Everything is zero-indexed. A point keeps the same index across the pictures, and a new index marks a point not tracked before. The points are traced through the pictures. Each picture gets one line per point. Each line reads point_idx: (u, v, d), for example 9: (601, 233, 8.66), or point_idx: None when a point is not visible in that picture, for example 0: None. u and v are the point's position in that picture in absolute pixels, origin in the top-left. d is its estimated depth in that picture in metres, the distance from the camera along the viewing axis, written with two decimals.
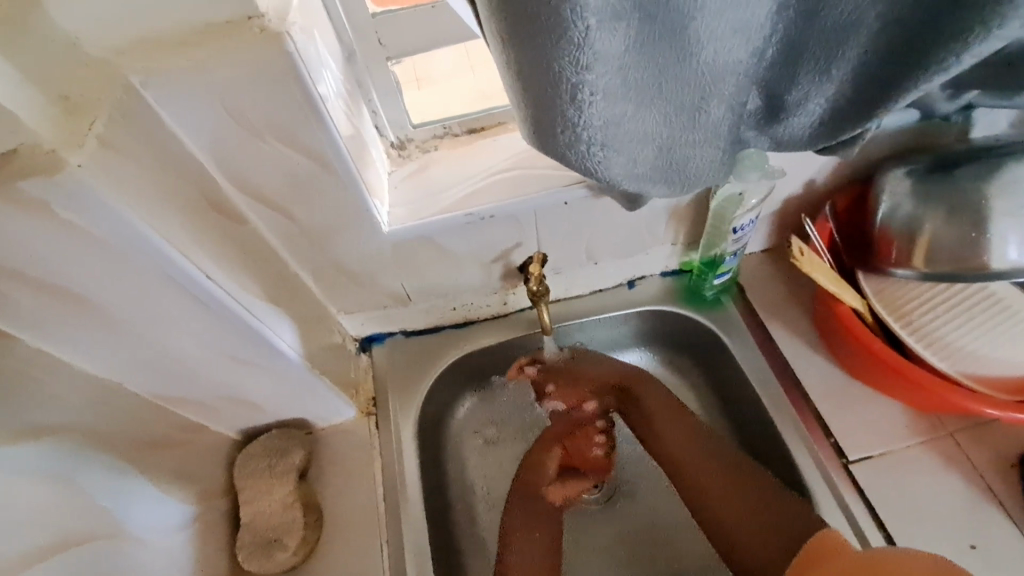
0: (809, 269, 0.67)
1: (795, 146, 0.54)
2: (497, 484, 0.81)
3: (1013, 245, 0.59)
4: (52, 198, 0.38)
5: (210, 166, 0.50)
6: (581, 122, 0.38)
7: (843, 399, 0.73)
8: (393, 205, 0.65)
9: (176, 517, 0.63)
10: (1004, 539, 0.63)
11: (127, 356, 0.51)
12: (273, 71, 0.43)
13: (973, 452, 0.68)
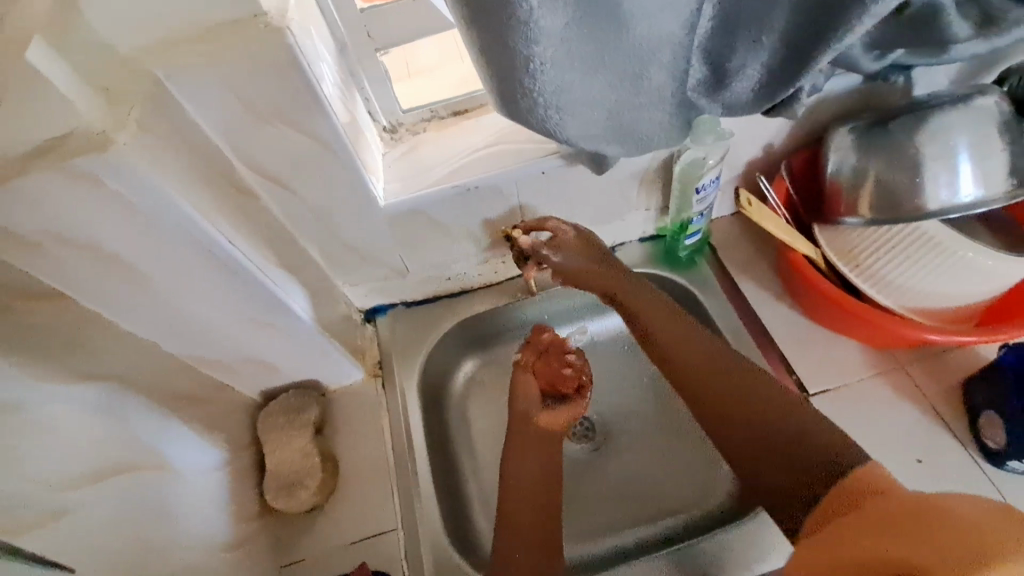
0: (758, 218, 0.72)
1: (741, 108, 0.61)
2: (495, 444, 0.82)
3: (943, 187, 0.65)
4: (104, 173, 0.46)
5: (226, 151, 0.57)
6: (537, 89, 0.45)
7: (805, 342, 0.81)
8: (388, 181, 0.72)
9: (209, 460, 0.68)
10: (946, 453, 0.71)
11: (159, 318, 0.58)
12: (277, 61, 0.50)
13: (922, 379, 0.76)
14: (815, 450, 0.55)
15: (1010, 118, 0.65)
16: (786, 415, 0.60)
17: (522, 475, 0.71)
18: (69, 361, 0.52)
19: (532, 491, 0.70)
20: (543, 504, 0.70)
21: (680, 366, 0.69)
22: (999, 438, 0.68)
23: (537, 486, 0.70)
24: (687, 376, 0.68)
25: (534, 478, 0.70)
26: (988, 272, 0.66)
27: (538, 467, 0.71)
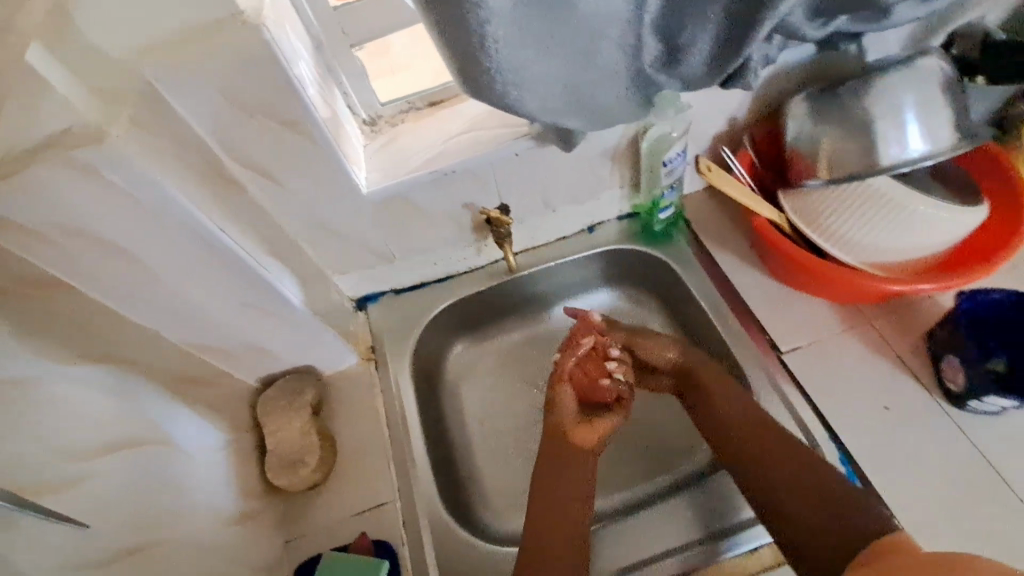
0: (716, 182, 0.75)
1: (697, 82, 0.64)
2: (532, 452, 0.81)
3: (893, 144, 0.69)
4: (100, 164, 0.49)
5: (212, 145, 0.61)
6: (493, 66, 0.49)
7: (776, 303, 0.85)
8: (369, 170, 0.76)
9: (214, 440, 0.72)
10: (911, 399, 0.75)
11: (157, 304, 0.62)
12: (256, 57, 0.54)
13: (887, 332, 0.80)
14: (837, 501, 0.65)
15: (951, 76, 0.70)
16: (810, 462, 0.68)
17: (551, 475, 0.75)
18: (76, 344, 0.56)
19: (560, 495, 0.73)
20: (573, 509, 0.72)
21: (724, 425, 0.76)
22: (958, 379, 0.72)
23: (564, 486, 0.74)
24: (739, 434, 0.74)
25: (566, 487, 0.74)
26: (936, 224, 0.71)
27: (569, 475, 0.75)
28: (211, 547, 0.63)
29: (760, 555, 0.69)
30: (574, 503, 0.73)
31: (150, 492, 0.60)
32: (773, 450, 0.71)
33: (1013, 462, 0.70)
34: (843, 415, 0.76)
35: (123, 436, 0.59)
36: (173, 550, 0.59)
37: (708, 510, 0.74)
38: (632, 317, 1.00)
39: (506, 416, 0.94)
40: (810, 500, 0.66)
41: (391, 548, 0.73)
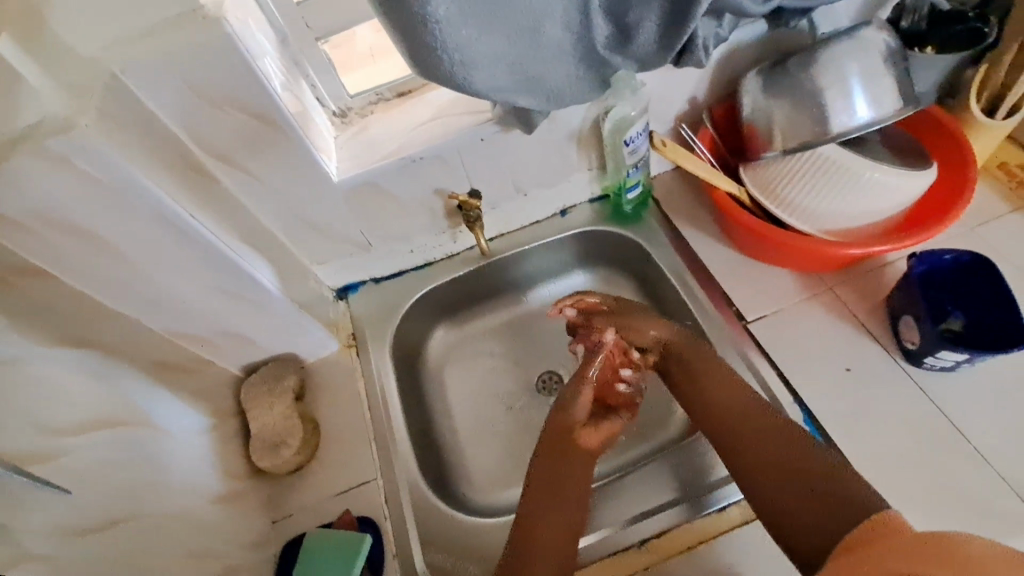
0: (673, 157, 0.79)
1: (650, 58, 0.65)
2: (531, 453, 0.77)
3: (841, 113, 0.71)
4: (73, 153, 0.52)
5: (182, 136, 0.63)
6: (440, 46, 0.51)
7: (742, 275, 0.87)
8: (340, 160, 0.79)
9: (197, 423, 0.74)
10: (871, 361, 0.78)
11: (136, 293, 0.64)
12: (220, 49, 0.56)
13: (848, 298, 0.83)
14: (854, 503, 0.59)
15: (895, 48, 0.72)
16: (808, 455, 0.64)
17: (549, 470, 0.72)
18: (60, 329, 0.58)
19: (557, 489, 0.70)
20: (567, 510, 0.70)
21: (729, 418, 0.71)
22: (914, 336, 0.74)
23: (562, 482, 0.71)
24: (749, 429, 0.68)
25: (566, 484, 0.71)
26: (883, 187, 0.74)
27: (570, 469, 0.72)
28: (196, 525, 0.66)
29: (729, 515, 0.71)
30: (568, 499, 0.70)
31: (136, 473, 0.62)
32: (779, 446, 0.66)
33: (970, 416, 0.73)
34: (808, 378, 0.78)
35: (107, 420, 0.61)
36: (162, 526, 0.61)
37: (693, 472, 0.77)
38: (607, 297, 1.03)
39: (486, 397, 0.96)
40: (825, 506, 0.60)
41: (373, 524, 0.75)
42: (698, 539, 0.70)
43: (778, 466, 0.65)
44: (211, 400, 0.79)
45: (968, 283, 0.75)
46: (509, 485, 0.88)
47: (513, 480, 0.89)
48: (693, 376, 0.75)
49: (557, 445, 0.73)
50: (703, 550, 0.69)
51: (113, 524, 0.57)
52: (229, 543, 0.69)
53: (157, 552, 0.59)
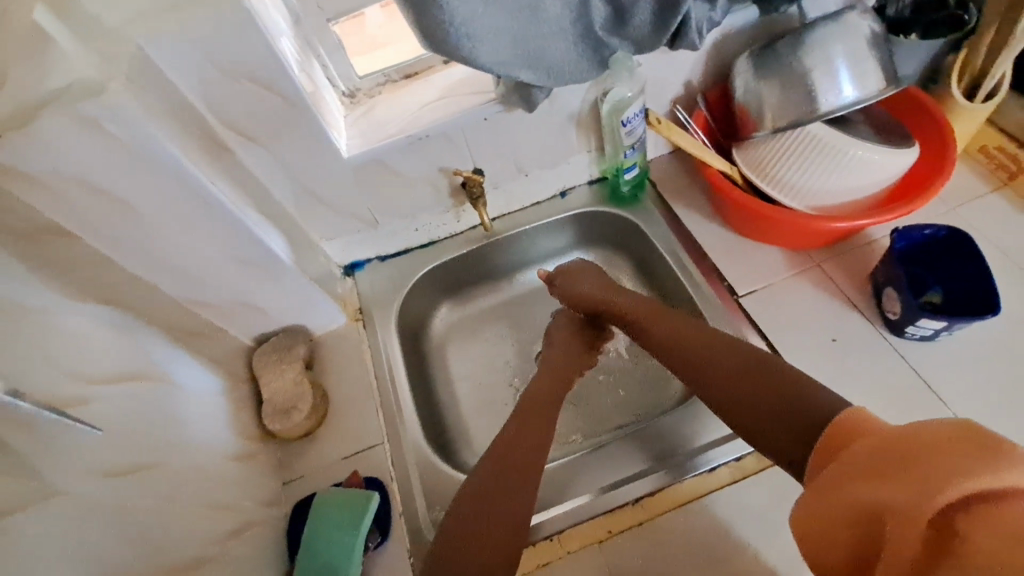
0: (667, 132, 0.83)
1: (646, 41, 0.69)
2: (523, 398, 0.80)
3: (828, 93, 0.75)
4: (101, 116, 0.55)
5: (199, 106, 0.66)
6: (448, 19, 0.55)
7: (734, 253, 0.91)
8: (349, 137, 0.82)
9: (211, 386, 0.78)
10: (856, 332, 0.82)
11: (155, 257, 0.67)
12: (239, 24, 0.59)
13: (835, 273, 0.86)
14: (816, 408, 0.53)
15: (878, 32, 0.76)
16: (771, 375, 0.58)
17: (521, 419, 0.74)
18: (85, 287, 0.62)
19: (529, 430, 0.72)
20: (536, 452, 0.70)
21: (689, 355, 0.67)
22: (895, 307, 0.78)
23: (530, 426, 0.73)
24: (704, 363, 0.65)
25: (536, 431, 0.72)
26: (867, 164, 0.78)
27: (538, 414, 0.75)
28: (208, 479, 0.69)
29: (719, 474, 0.75)
30: (535, 443, 0.71)
31: (156, 427, 0.66)
32: (739, 373, 0.61)
33: (950, 382, 0.76)
34: (796, 348, 0.81)
35: (128, 375, 0.64)
36: (178, 477, 0.65)
37: (679, 433, 0.79)
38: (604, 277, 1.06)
39: (487, 371, 1.00)
40: (789, 420, 0.54)
41: (380, 485, 0.78)
42: (688, 497, 0.74)
43: (741, 390, 0.60)
44: (224, 366, 0.82)
45: (948, 257, 0.79)
46: None
47: None
48: (655, 320, 0.75)
49: (539, 398, 0.79)
50: (693, 507, 0.73)
51: (134, 471, 0.60)
52: (239, 499, 0.72)
53: (172, 499, 0.62)
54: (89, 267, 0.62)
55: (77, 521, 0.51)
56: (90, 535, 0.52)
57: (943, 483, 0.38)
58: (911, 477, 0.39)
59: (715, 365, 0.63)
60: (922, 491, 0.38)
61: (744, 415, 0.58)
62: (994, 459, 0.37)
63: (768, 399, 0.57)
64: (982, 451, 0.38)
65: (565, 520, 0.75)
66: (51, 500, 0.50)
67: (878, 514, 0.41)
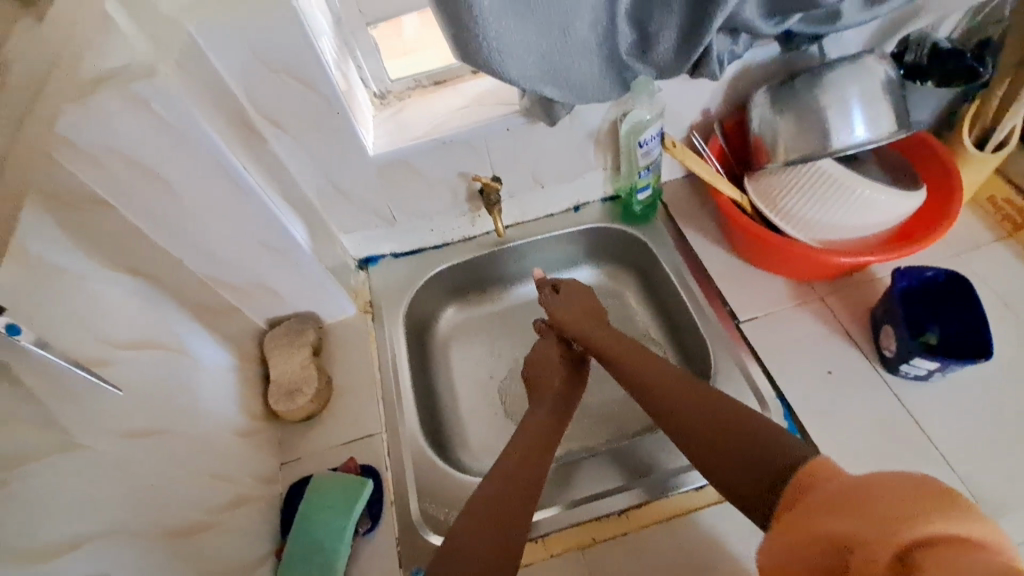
0: (680, 156, 0.85)
1: (668, 67, 0.72)
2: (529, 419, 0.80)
3: (841, 131, 0.78)
4: (150, 96, 0.58)
5: (240, 95, 0.70)
6: (482, 32, 0.58)
7: (739, 279, 0.93)
8: (376, 136, 0.86)
9: (224, 362, 0.81)
10: (852, 366, 0.83)
11: (184, 234, 0.71)
12: (284, 21, 0.63)
13: (836, 307, 0.88)
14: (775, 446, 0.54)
15: (893, 77, 0.79)
16: (736, 418, 0.60)
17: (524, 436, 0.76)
18: (117, 256, 0.65)
19: (532, 443, 0.74)
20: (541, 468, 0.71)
21: (653, 389, 0.70)
22: (892, 345, 0.80)
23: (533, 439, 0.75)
24: (664, 398, 0.68)
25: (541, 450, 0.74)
26: (873, 203, 0.80)
27: (531, 430, 0.77)
28: (212, 451, 0.71)
29: (705, 492, 0.76)
30: (533, 454, 0.72)
31: (169, 395, 0.68)
32: (692, 413, 0.64)
33: (940, 422, 0.77)
34: (792, 377, 0.83)
35: (148, 344, 0.67)
36: (184, 445, 0.67)
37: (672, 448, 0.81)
38: (610, 292, 1.08)
39: (488, 374, 1.02)
40: (749, 464, 0.55)
41: (375, 472, 0.80)
42: (673, 512, 0.75)
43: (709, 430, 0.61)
44: (236, 345, 0.85)
45: (947, 300, 0.81)
46: None
47: None
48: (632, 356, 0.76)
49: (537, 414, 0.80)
50: (679, 521, 0.75)
51: (145, 434, 0.62)
52: (238, 474, 0.74)
53: (175, 465, 0.65)
54: (124, 237, 0.65)
55: (87, 474, 0.54)
56: (98, 489, 0.54)
57: (910, 525, 0.39)
58: (876, 518, 0.41)
59: (685, 404, 0.65)
60: (885, 531, 0.40)
61: (710, 459, 0.60)
62: (960, 509, 0.40)
63: (734, 442, 0.58)
64: (942, 502, 0.40)
65: (550, 523, 0.77)
66: (68, 453, 0.53)
67: (842, 550, 0.42)
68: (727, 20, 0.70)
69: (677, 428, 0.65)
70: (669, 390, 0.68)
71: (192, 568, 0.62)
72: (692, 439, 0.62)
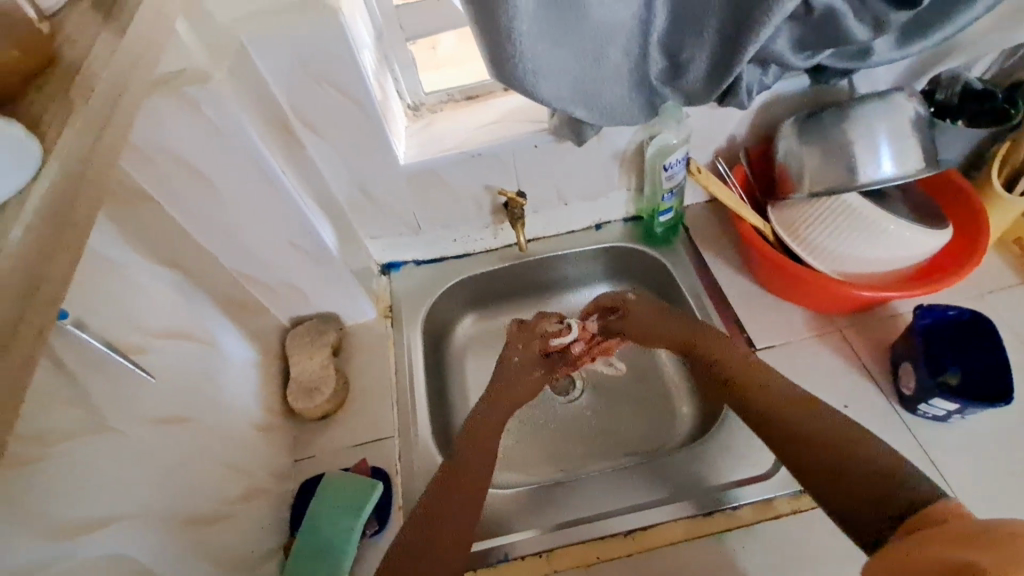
0: (704, 181, 0.87)
1: (698, 95, 0.73)
2: (481, 409, 0.78)
3: (869, 165, 0.78)
4: (201, 99, 0.62)
5: (283, 102, 0.73)
6: (518, 55, 0.60)
7: (758, 306, 0.93)
8: (408, 147, 0.88)
9: (247, 357, 0.83)
10: (869, 401, 0.83)
11: (221, 231, 0.73)
12: (331, 34, 0.66)
13: (855, 340, 0.88)
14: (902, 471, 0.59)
15: (923, 115, 0.79)
16: (843, 435, 0.64)
17: (475, 429, 0.76)
18: (158, 249, 0.68)
19: (485, 439, 0.74)
20: (484, 471, 0.71)
21: (755, 393, 0.73)
22: (910, 383, 0.79)
23: (484, 433, 0.75)
24: (767, 402, 0.71)
25: (489, 448, 0.74)
26: (895, 238, 0.80)
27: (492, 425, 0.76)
28: (231, 443, 0.73)
29: (713, 520, 0.75)
30: (484, 459, 0.72)
31: (198, 385, 0.71)
32: (808, 421, 0.67)
33: (958, 464, 0.76)
34: None
35: (180, 334, 0.70)
36: (207, 435, 0.69)
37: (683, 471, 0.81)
38: None
39: None
40: (870, 482, 0.60)
41: (385, 475, 0.82)
42: (678, 537, 0.75)
43: (820, 441, 0.65)
44: (259, 341, 0.87)
45: (969, 341, 0.80)
46: (512, 469, 0.92)
47: (517, 465, 0.93)
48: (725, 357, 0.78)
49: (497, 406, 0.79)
50: (685, 546, 0.74)
51: (172, 421, 0.64)
52: (253, 467, 0.76)
53: (197, 453, 0.67)
54: (166, 232, 0.68)
55: (117, 455, 0.56)
56: (127, 471, 0.57)
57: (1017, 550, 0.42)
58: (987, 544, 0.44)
59: (794, 411, 0.69)
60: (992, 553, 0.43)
61: (818, 471, 0.64)
62: None
63: (850, 457, 0.62)
64: None
65: (556, 539, 0.77)
66: (101, 435, 0.55)
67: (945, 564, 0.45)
68: (758, 52, 0.71)
69: (784, 434, 0.68)
70: (771, 396, 0.71)
71: (207, 556, 0.64)
72: (799, 446, 0.66)
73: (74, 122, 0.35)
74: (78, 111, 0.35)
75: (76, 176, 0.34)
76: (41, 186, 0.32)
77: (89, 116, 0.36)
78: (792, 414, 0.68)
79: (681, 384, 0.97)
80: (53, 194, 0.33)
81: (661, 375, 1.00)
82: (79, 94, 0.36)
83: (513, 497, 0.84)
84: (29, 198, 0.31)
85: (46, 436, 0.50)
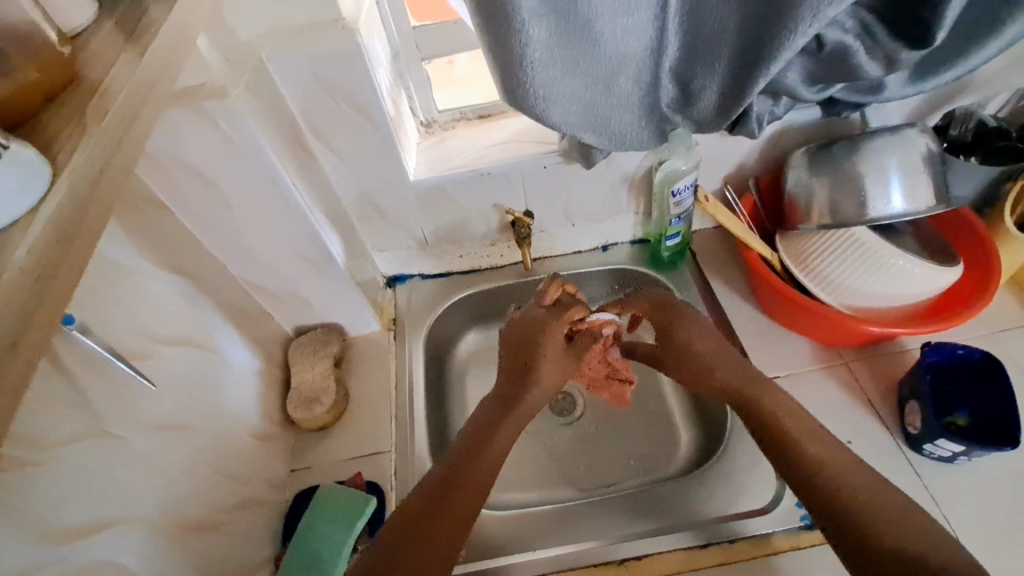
0: (712, 209, 0.88)
1: (708, 123, 0.74)
2: (484, 407, 0.75)
3: (879, 201, 0.78)
4: (218, 113, 0.63)
5: (298, 117, 0.74)
6: (529, 81, 0.61)
7: (763, 336, 0.92)
8: (419, 163, 0.89)
9: (250, 364, 0.84)
10: (873, 437, 0.81)
11: (229, 239, 0.75)
12: (347, 54, 0.68)
13: (861, 375, 0.86)
14: (920, 518, 0.60)
15: (935, 151, 0.79)
16: (855, 474, 0.64)
17: (480, 429, 0.72)
18: (167, 256, 0.69)
19: (490, 439, 0.71)
20: (485, 475, 0.68)
21: (778, 418, 0.70)
22: (916, 422, 0.78)
23: (488, 433, 0.71)
24: (789, 429, 0.69)
25: (491, 447, 0.70)
26: (905, 275, 0.79)
27: (497, 425, 0.72)
28: (229, 450, 0.74)
29: (709, 552, 0.74)
30: (486, 466, 0.69)
31: (199, 391, 0.71)
32: (826, 453, 0.66)
33: (964, 507, 0.74)
34: None
35: (184, 341, 0.71)
36: (205, 442, 0.70)
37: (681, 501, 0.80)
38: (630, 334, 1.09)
39: None
40: (887, 522, 0.59)
41: (380, 490, 0.81)
42: (671, 568, 0.73)
43: (834, 476, 0.64)
44: (263, 349, 0.88)
45: (977, 382, 0.79)
46: (508, 488, 0.92)
47: (514, 485, 0.93)
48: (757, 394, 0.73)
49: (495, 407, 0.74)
50: None
51: (170, 428, 0.65)
52: (249, 476, 0.76)
53: (195, 461, 0.67)
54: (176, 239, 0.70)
55: (116, 461, 0.57)
56: (125, 476, 0.57)
57: None
58: None
59: (806, 441, 0.67)
60: None
61: (830, 500, 0.63)
62: None
63: (866, 493, 0.62)
64: None
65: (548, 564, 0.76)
66: (99, 440, 0.55)
67: None
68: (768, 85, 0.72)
69: (800, 462, 0.67)
70: (790, 422, 0.70)
71: (197, 564, 0.64)
72: (818, 475, 0.65)
73: (87, 143, 0.36)
74: (92, 129, 0.37)
75: (86, 195, 0.35)
76: (53, 203, 0.33)
77: (105, 135, 0.37)
78: (803, 448, 0.67)
79: (682, 410, 0.96)
80: (63, 213, 0.33)
81: (662, 400, 0.99)
82: (94, 112, 0.37)
83: (507, 519, 0.83)
84: (39, 218, 0.33)
85: (45, 439, 0.50)
